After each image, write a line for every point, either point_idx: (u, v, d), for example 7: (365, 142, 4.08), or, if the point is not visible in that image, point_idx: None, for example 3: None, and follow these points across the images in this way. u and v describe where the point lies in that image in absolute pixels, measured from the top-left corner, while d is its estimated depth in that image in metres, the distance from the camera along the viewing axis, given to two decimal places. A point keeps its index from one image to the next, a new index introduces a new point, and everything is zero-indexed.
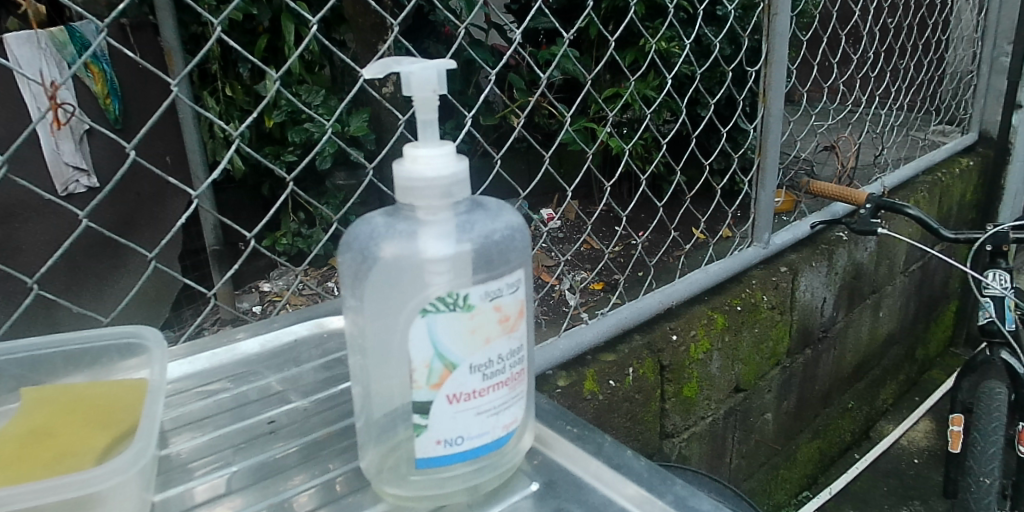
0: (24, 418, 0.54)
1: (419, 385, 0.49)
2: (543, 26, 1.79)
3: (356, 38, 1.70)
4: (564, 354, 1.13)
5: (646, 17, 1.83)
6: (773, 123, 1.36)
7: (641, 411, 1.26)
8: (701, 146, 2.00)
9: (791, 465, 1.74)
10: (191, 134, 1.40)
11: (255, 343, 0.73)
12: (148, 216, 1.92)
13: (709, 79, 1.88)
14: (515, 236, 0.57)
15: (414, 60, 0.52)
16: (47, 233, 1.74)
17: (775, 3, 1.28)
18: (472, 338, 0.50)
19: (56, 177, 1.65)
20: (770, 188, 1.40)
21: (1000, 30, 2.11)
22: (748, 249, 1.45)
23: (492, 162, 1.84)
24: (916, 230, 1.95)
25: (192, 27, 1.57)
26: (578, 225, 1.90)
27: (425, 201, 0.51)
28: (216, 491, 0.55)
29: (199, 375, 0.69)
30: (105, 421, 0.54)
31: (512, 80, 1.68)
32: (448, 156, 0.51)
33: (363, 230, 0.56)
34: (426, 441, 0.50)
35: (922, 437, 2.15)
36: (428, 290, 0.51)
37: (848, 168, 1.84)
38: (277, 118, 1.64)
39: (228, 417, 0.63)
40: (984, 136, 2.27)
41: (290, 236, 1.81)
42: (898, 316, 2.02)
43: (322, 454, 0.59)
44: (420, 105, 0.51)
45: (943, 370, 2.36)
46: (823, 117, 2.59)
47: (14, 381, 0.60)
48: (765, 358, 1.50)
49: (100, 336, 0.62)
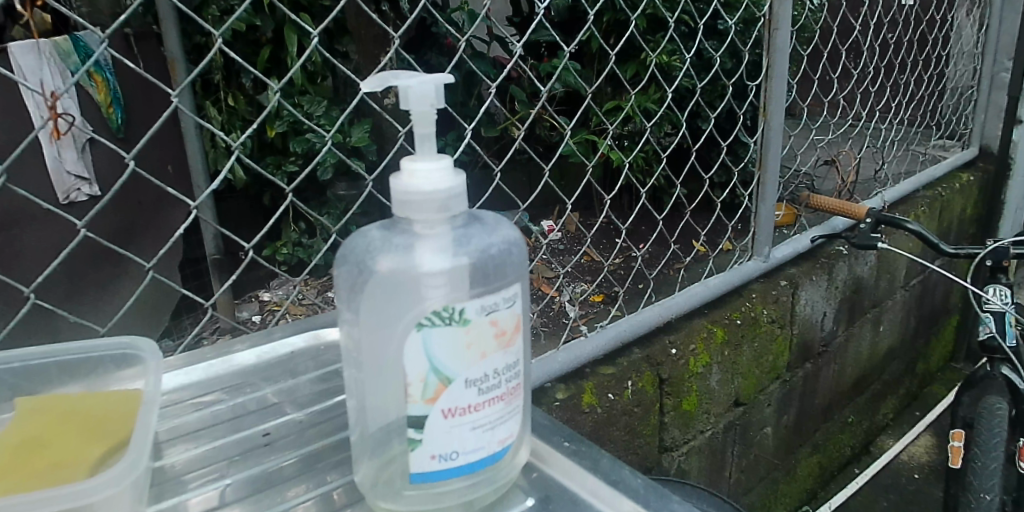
0: (18, 429, 0.53)
1: (414, 399, 0.49)
2: (545, 38, 1.80)
3: (359, 49, 1.71)
4: (563, 366, 1.12)
5: (647, 30, 1.84)
6: (773, 137, 1.37)
7: (640, 425, 1.25)
8: (701, 159, 2.00)
9: (791, 479, 1.73)
10: (193, 143, 1.40)
11: (251, 354, 0.73)
12: (149, 225, 1.92)
13: (710, 93, 1.89)
14: (512, 250, 0.57)
15: (413, 74, 0.53)
16: (47, 241, 1.74)
17: (775, 18, 1.28)
18: (468, 353, 0.50)
19: (58, 185, 1.65)
20: (770, 201, 1.40)
21: (1000, 47, 2.11)
22: (748, 262, 1.45)
23: (493, 174, 1.85)
24: (916, 245, 1.94)
25: (196, 37, 1.58)
26: (578, 237, 1.91)
27: (421, 215, 0.51)
28: (211, 503, 0.54)
29: (195, 386, 0.69)
30: (98, 432, 0.54)
31: (513, 92, 1.68)
32: (446, 170, 0.51)
33: (360, 244, 0.56)
34: (421, 456, 0.50)
35: (923, 453, 2.14)
36: (424, 303, 0.51)
37: (848, 182, 1.85)
38: (278, 127, 1.65)
39: (224, 428, 0.63)
40: (984, 151, 2.27)
41: (290, 246, 1.81)
42: (898, 330, 2.02)
43: (319, 466, 0.58)
44: (418, 119, 0.51)
45: (943, 385, 2.35)
46: (823, 131, 2.60)
47: (11, 390, 0.60)
48: (765, 371, 1.50)
49: (96, 347, 0.62)
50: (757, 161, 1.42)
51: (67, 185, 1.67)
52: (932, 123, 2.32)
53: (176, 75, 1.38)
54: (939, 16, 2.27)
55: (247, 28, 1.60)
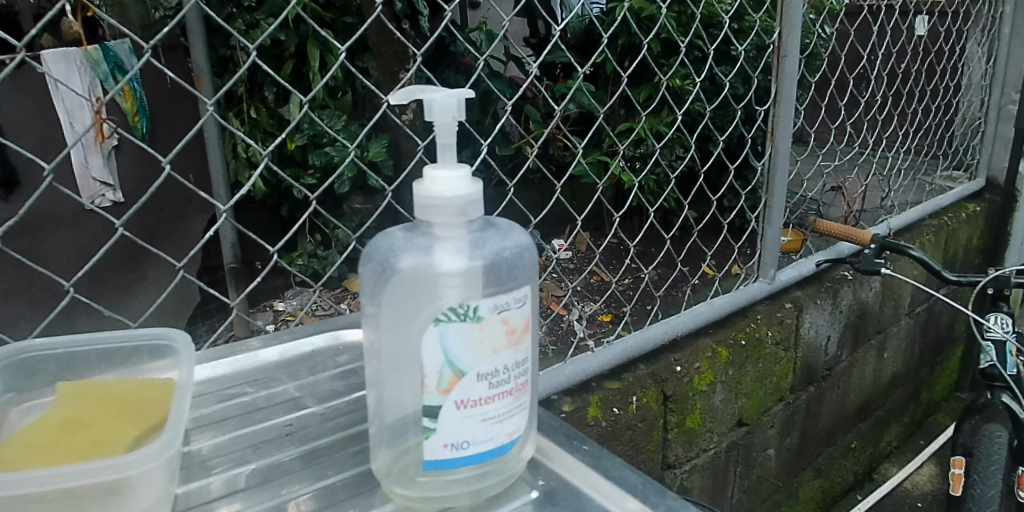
0: (60, 409, 0.57)
1: (429, 390, 0.53)
2: (560, 60, 1.85)
3: (379, 66, 1.76)
4: (570, 379, 1.16)
5: (661, 54, 1.89)
6: (781, 161, 1.40)
7: (644, 440, 1.28)
8: (710, 182, 2.05)
9: (794, 502, 1.74)
10: (215, 153, 1.44)
11: (274, 351, 0.77)
12: (169, 232, 1.97)
13: (722, 117, 1.93)
14: (524, 254, 0.60)
15: (437, 89, 0.57)
16: (75, 243, 1.79)
17: (784, 45, 1.32)
18: (481, 348, 0.53)
19: (84, 190, 1.71)
20: (776, 225, 1.43)
21: (1007, 79, 2.15)
22: (754, 284, 1.48)
23: (507, 190, 1.89)
24: (921, 272, 1.97)
25: (221, 50, 1.64)
26: (588, 257, 1.94)
27: (442, 219, 0.55)
28: (233, 486, 0.58)
29: (221, 379, 0.73)
30: (136, 414, 0.58)
31: (528, 112, 1.73)
32: (464, 178, 0.55)
33: (383, 243, 0.59)
34: (434, 444, 0.54)
35: (926, 482, 2.14)
36: (441, 301, 0.54)
37: (854, 209, 1.88)
38: (298, 141, 1.70)
39: (246, 419, 0.66)
40: (991, 183, 2.30)
41: (306, 256, 1.86)
42: (903, 357, 2.04)
43: (335, 456, 0.62)
44: (440, 130, 0.55)
45: (948, 415, 2.36)
46: (831, 157, 2.64)
47: (53, 377, 0.64)
48: (768, 393, 1.52)
49: (133, 336, 0.66)
50: (765, 184, 1.45)
51: (93, 191, 1.72)
52: (939, 153, 2.36)
53: (202, 85, 1.42)
54: (948, 46, 2.30)
55: (272, 43, 1.66)
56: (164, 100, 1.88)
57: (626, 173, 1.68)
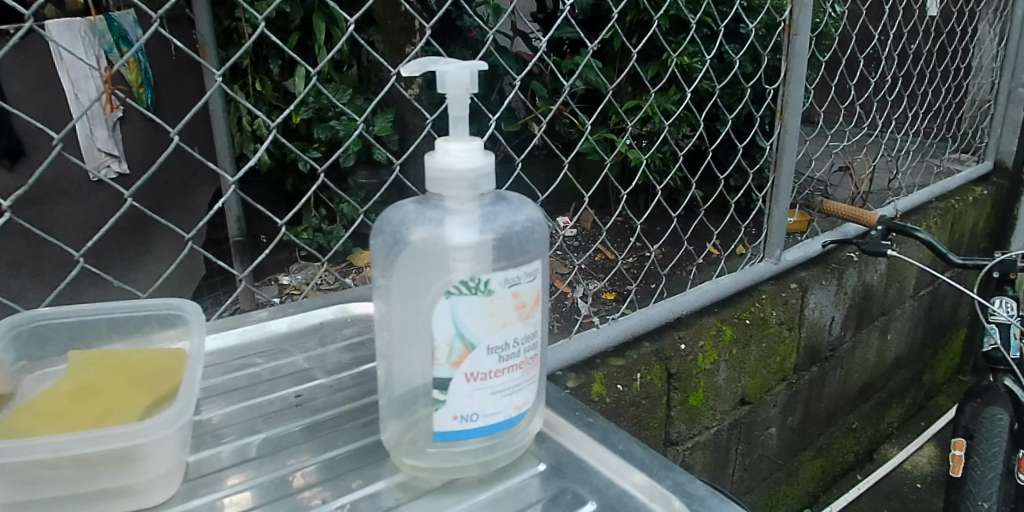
0: (72, 377, 0.58)
1: (440, 362, 0.53)
2: (568, 35, 1.84)
3: (385, 40, 1.75)
4: (575, 355, 1.16)
5: (670, 31, 1.87)
6: (790, 141, 1.39)
7: (647, 417, 1.29)
8: (717, 161, 2.05)
9: (794, 481, 1.76)
10: (220, 126, 1.43)
11: (283, 322, 0.77)
12: (175, 205, 1.97)
13: (730, 96, 1.92)
14: (535, 229, 0.60)
15: (450, 61, 0.56)
16: (80, 216, 1.80)
17: (795, 23, 1.30)
18: (491, 321, 0.53)
19: (90, 161, 1.69)
20: (783, 204, 1.43)
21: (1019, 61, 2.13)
22: (759, 263, 1.48)
23: (513, 166, 1.88)
24: (926, 255, 1.97)
25: (226, 21, 1.63)
26: (593, 235, 1.94)
27: (453, 192, 0.55)
28: (243, 455, 0.59)
29: (230, 350, 0.73)
30: (148, 382, 0.58)
31: (534, 87, 1.72)
32: (476, 151, 0.54)
33: (394, 216, 0.59)
34: (444, 416, 0.54)
35: (926, 463, 2.16)
36: (452, 274, 0.54)
37: (861, 190, 1.88)
38: (304, 114, 1.69)
39: (255, 390, 0.67)
40: (999, 166, 2.29)
41: (310, 231, 1.86)
42: (906, 339, 2.04)
43: (344, 427, 0.62)
44: (453, 103, 0.55)
45: (949, 397, 2.37)
46: (839, 138, 2.63)
47: (65, 345, 0.64)
48: (771, 372, 1.53)
49: (143, 306, 0.66)
50: (773, 163, 1.45)
51: (99, 161, 1.71)
52: (948, 135, 2.34)
53: (206, 57, 1.40)
54: (961, 27, 2.28)
55: (278, 15, 1.64)
56: (168, 73, 1.87)
57: (633, 150, 1.67)
